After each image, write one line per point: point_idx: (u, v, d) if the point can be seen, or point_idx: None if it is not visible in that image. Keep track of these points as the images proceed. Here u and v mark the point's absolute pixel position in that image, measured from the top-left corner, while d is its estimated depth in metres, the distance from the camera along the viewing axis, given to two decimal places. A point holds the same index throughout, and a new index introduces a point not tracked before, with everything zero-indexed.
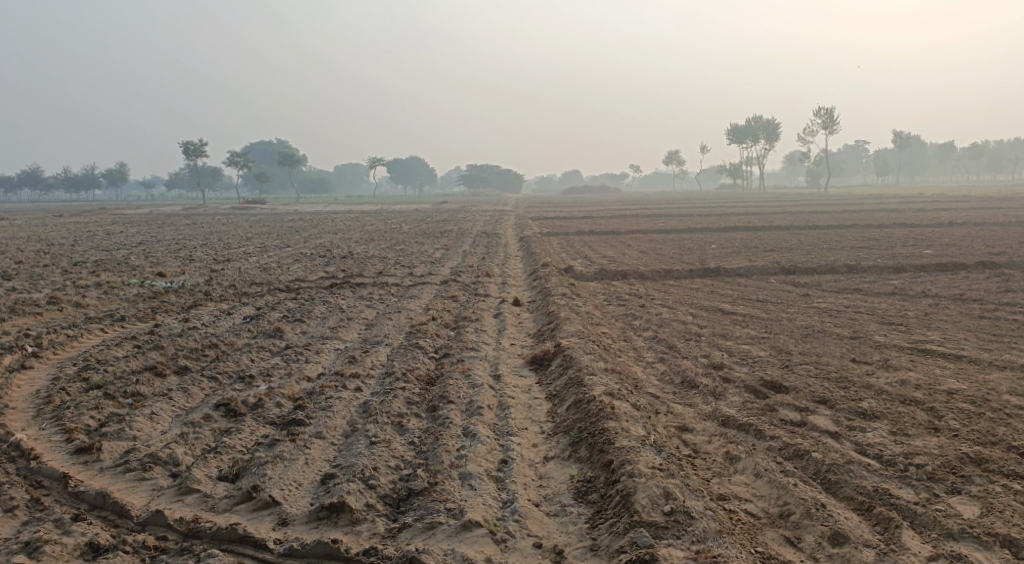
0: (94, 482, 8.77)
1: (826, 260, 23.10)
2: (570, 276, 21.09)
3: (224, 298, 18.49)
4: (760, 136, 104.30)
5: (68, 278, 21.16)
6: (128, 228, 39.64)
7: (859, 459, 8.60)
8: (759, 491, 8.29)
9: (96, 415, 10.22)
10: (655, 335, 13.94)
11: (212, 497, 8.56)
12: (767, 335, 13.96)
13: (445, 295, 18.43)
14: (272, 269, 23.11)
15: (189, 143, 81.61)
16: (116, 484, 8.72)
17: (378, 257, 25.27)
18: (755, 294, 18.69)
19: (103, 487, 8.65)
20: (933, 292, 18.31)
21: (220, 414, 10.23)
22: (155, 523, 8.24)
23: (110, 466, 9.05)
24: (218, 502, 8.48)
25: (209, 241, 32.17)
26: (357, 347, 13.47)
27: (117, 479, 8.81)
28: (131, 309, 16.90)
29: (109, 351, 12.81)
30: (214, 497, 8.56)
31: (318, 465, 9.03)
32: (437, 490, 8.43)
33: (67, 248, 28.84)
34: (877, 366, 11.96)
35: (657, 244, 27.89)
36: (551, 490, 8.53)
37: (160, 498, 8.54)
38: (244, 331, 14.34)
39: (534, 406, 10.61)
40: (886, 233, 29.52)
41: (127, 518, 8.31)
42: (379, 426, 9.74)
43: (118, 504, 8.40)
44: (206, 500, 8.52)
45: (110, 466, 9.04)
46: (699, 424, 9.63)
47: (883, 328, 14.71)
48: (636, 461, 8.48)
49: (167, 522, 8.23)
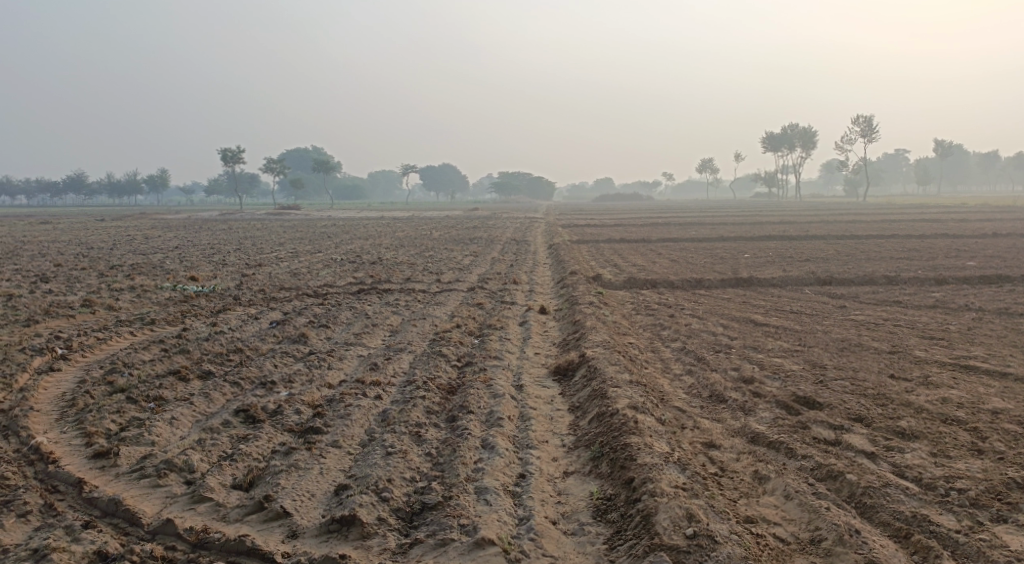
0: (108, 487, 8.55)
1: (864, 270, 22.51)
2: (599, 284, 20.70)
3: (253, 303, 18.32)
4: (798, 144, 103.10)
5: (102, 281, 21.12)
6: (164, 232, 39.83)
7: (896, 482, 8.17)
8: (789, 514, 7.89)
9: (117, 420, 9.94)
10: (684, 347, 13.54)
11: (224, 506, 8.30)
12: (800, 348, 13.51)
13: (471, 302, 18.13)
14: (301, 275, 22.96)
15: (227, 150, 82.31)
16: (130, 491, 8.49)
17: (407, 263, 25.05)
18: (790, 305, 18.21)
19: (116, 493, 8.43)
20: (976, 306, 17.72)
21: (239, 419, 9.99)
22: (165, 532, 7.99)
23: (126, 471, 8.83)
24: (229, 512, 8.22)
25: (242, 246, 32.16)
26: (380, 354, 13.20)
27: (131, 485, 8.59)
28: (160, 313, 16.76)
29: (135, 354, 12.62)
30: (226, 506, 8.30)
31: (332, 475, 8.75)
32: (452, 505, 8.12)
33: (104, 251, 28.95)
34: (916, 383, 11.49)
35: (690, 253, 27.42)
36: (569, 507, 8.18)
37: (172, 506, 8.30)
38: (269, 336, 14.13)
39: (556, 418, 10.26)
40: (927, 244, 28.79)
41: (139, 526, 8.06)
42: (396, 436, 9.45)
43: (130, 512, 8.17)
44: (217, 509, 8.27)
45: (126, 472, 8.82)
46: (727, 440, 9.24)
47: (923, 342, 14.20)
48: (658, 480, 8.11)
49: (177, 532, 7.98)
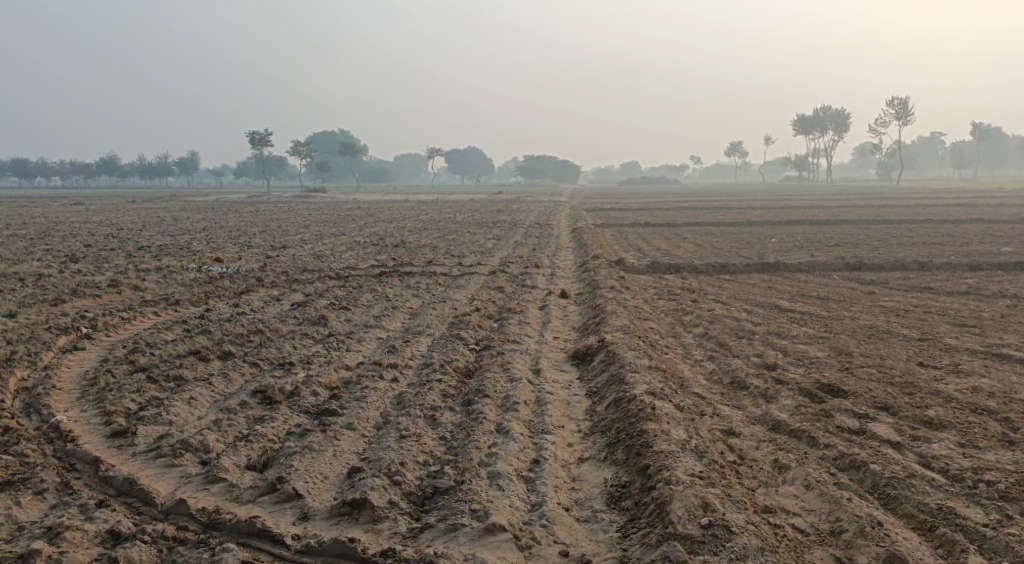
0: (124, 466, 8.49)
1: (894, 256, 22.11)
2: (623, 269, 20.46)
3: (275, 285, 18.26)
4: (829, 128, 101.82)
5: (128, 262, 21.13)
6: (191, 214, 39.97)
7: (921, 473, 7.93)
8: (809, 504, 7.68)
9: (137, 398, 9.91)
10: (706, 332, 13.30)
11: (237, 486, 8.22)
12: (826, 335, 13.23)
13: (492, 285, 17.96)
14: (325, 257, 22.88)
15: (255, 133, 82.65)
16: (145, 470, 8.43)
17: (430, 246, 24.93)
18: (816, 291, 17.88)
19: (131, 472, 8.36)
20: (1009, 293, 17.30)
21: (256, 400, 9.90)
22: (178, 512, 7.90)
23: (142, 451, 8.77)
24: (242, 493, 8.13)
25: (267, 228, 32.19)
26: (399, 337, 13.08)
27: (146, 464, 8.52)
28: (184, 293, 16.72)
29: (158, 334, 12.57)
30: (239, 487, 8.22)
31: (345, 457, 8.64)
32: (464, 490, 7.98)
33: (132, 232, 29.05)
34: (945, 372, 11.20)
35: (716, 238, 27.09)
36: (583, 494, 8.02)
37: (185, 486, 8.22)
38: (290, 317, 14.04)
39: (573, 403, 10.09)
40: (959, 229, 28.28)
41: (152, 505, 7.99)
42: (411, 419, 9.32)
43: (143, 491, 8.09)
44: (230, 490, 8.18)
45: (142, 451, 8.76)
46: (747, 428, 9.03)
47: (954, 329, 13.87)
48: (674, 467, 7.93)
49: (189, 512, 7.89)
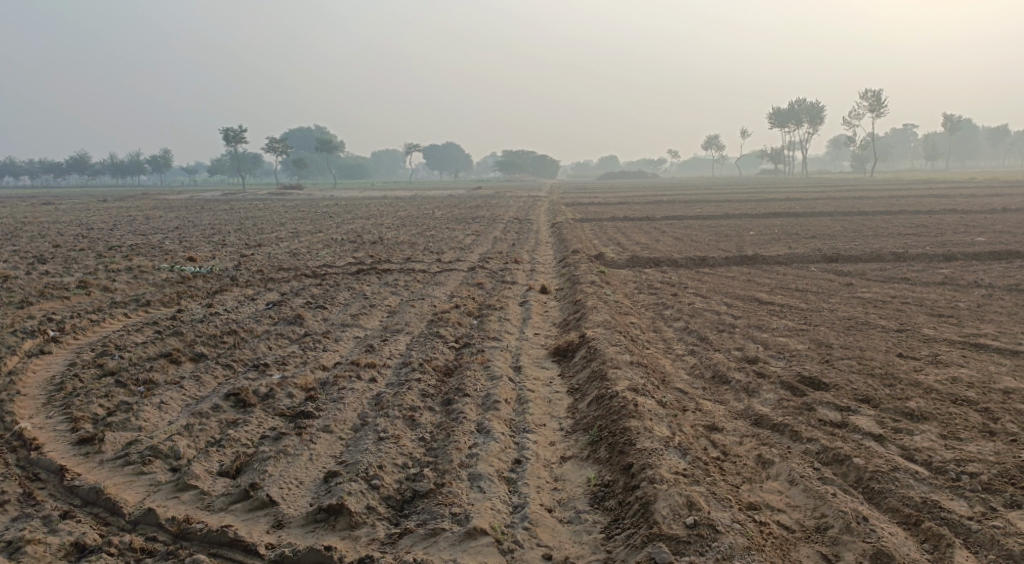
0: (91, 475, 8.31)
1: (871, 247, 22.18)
2: (602, 263, 20.40)
3: (250, 284, 18.06)
4: (804, 121, 102.28)
5: (99, 262, 20.83)
6: (164, 213, 39.52)
7: (905, 466, 7.90)
8: (793, 500, 7.64)
9: (105, 403, 9.74)
10: (687, 326, 13.26)
11: (208, 494, 8.07)
12: (806, 327, 13.21)
13: (471, 282, 17.84)
14: (301, 255, 22.66)
15: (229, 129, 82.01)
16: (113, 478, 8.26)
17: (407, 243, 24.76)
18: (795, 283, 17.89)
19: (98, 481, 8.19)
20: (985, 282, 17.39)
21: (229, 403, 9.74)
22: (147, 522, 7.75)
23: (110, 458, 8.59)
24: (214, 500, 7.99)
25: (242, 226, 31.91)
26: (377, 335, 12.93)
27: (114, 472, 8.35)
28: (157, 294, 16.49)
29: (128, 336, 12.38)
30: (211, 494, 8.07)
31: (322, 461, 8.52)
32: (444, 493, 7.88)
33: (104, 232, 28.69)
34: (925, 363, 11.20)
35: (694, 231, 27.09)
36: (565, 494, 7.94)
37: (155, 494, 8.06)
38: (265, 317, 13.86)
39: (555, 400, 10.00)
40: (934, 220, 28.46)
41: (120, 515, 7.83)
42: (389, 420, 9.20)
43: (110, 501, 7.93)
44: (202, 498, 8.04)
45: (110, 458, 8.59)
46: (730, 423, 8.98)
47: (932, 320, 13.91)
48: (658, 465, 7.86)
49: (158, 522, 7.74)
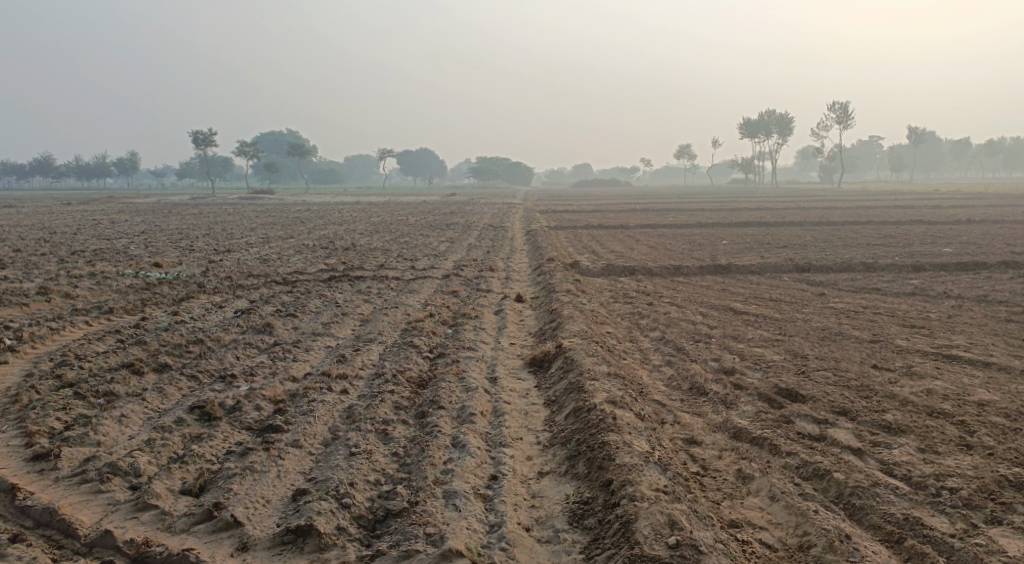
0: (45, 494, 8.05)
1: (842, 257, 22.27)
2: (577, 272, 20.30)
3: (218, 291, 17.77)
4: (774, 130, 103.07)
5: (62, 268, 20.44)
6: (132, 217, 38.97)
7: (885, 481, 7.82)
8: (775, 518, 7.53)
9: (62, 417, 9.49)
10: (663, 336, 13.16)
11: (169, 514, 7.83)
12: (781, 338, 13.16)
13: (445, 290, 17.66)
14: (271, 261, 22.37)
15: (198, 132, 81.23)
16: (69, 497, 8.00)
17: (380, 250, 24.54)
18: (769, 293, 17.87)
19: (52, 501, 7.92)
20: (956, 293, 17.46)
21: (194, 417, 9.50)
22: (103, 544, 7.49)
23: (66, 475, 8.34)
24: (175, 521, 7.76)
25: (212, 231, 31.51)
26: (348, 345, 12.72)
27: (70, 491, 8.09)
28: (121, 301, 16.17)
29: (88, 347, 12.11)
30: (172, 514, 7.83)
31: (290, 478, 8.30)
32: (418, 511, 7.69)
33: (69, 237, 28.21)
34: (900, 374, 11.16)
35: (667, 239, 27.10)
36: (543, 512, 7.78)
37: (113, 514, 7.81)
38: (233, 326, 13.61)
39: (531, 413, 9.85)
40: (903, 230, 28.68)
41: (75, 538, 7.58)
42: (361, 434, 9.00)
43: (64, 522, 7.67)
44: (163, 518, 7.80)
45: (65, 476, 8.33)
46: (708, 436, 8.87)
47: (905, 330, 13.91)
48: (638, 482, 7.73)
49: (115, 545, 7.49)
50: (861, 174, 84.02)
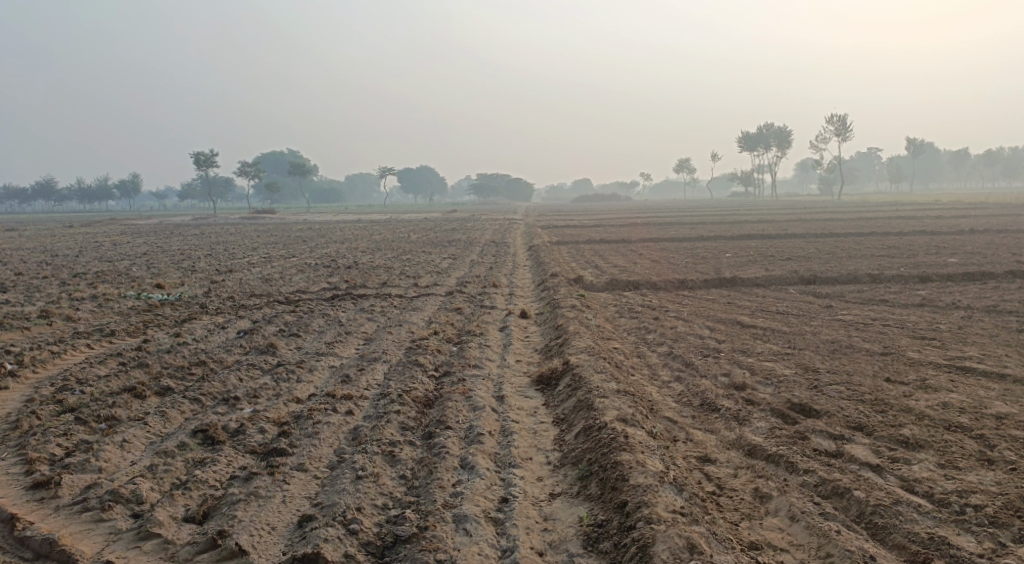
0: (45, 523, 7.86)
1: (848, 268, 22.09)
2: (581, 287, 20.13)
3: (220, 312, 17.60)
4: (774, 144, 103.10)
5: (63, 290, 20.28)
6: (133, 239, 38.77)
7: (907, 499, 7.63)
8: (796, 539, 7.34)
9: (62, 443, 9.32)
10: (671, 352, 12.96)
11: (173, 543, 7.64)
12: (791, 352, 12.96)
13: (449, 307, 17.49)
14: (273, 281, 22.22)
15: (199, 152, 81.25)
16: (69, 527, 7.81)
17: (383, 267, 24.38)
18: (776, 306, 17.68)
19: (52, 531, 7.74)
20: (964, 304, 17.27)
21: (197, 441, 9.32)
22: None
23: (66, 504, 8.16)
24: (178, 550, 7.57)
25: (213, 251, 31.39)
26: (352, 365, 12.54)
27: (70, 520, 7.90)
28: (122, 324, 16.00)
29: (89, 370, 11.94)
30: (175, 543, 7.65)
31: (296, 504, 8.11)
32: (428, 537, 7.49)
33: (69, 259, 28.06)
34: (914, 387, 10.97)
35: (670, 253, 26.92)
36: (557, 536, 7.58)
37: (114, 544, 7.62)
38: (235, 346, 13.43)
39: (540, 432, 9.67)
40: (907, 240, 28.50)
41: None
42: (367, 456, 8.82)
43: (65, 553, 7.47)
44: (166, 548, 7.61)
45: (66, 505, 8.14)
46: (723, 454, 8.68)
47: (915, 342, 13.72)
48: (654, 504, 7.53)
49: None
50: (862, 186, 83.89)
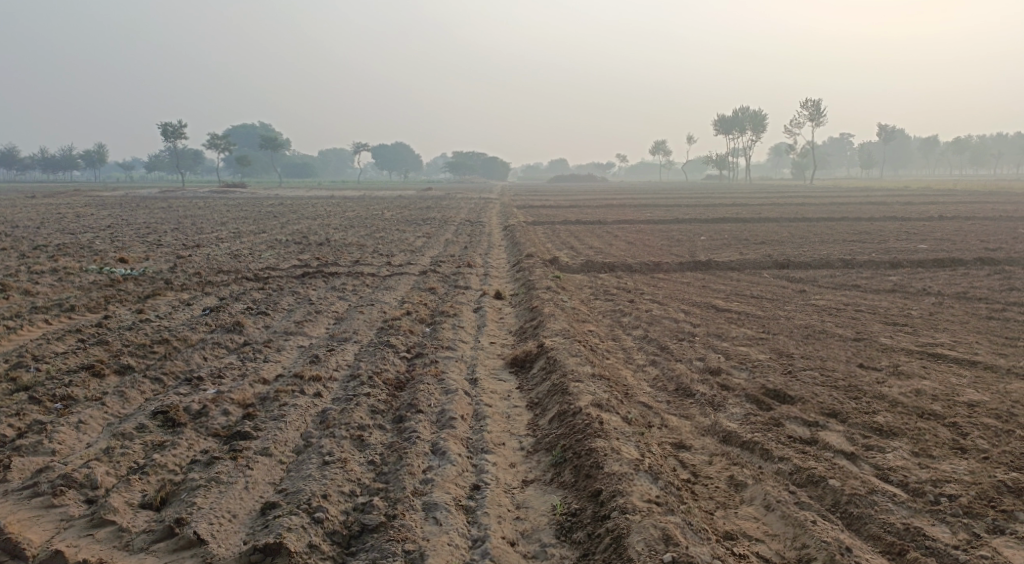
0: None
1: (820, 253, 22.09)
2: (555, 268, 19.98)
3: (186, 288, 17.28)
4: (748, 127, 103.31)
5: (24, 263, 19.85)
6: (99, 211, 38.09)
7: (882, 488, 7.58)
8: (771, 529, 7.27)
9: (16, 424, 9.08)
10: (645, 335, 12.86)
11: (127, 531, 7.49)
12: (765, 336, 12.90)
13: (422, 287, 17.28)
14: (242, 257, 21.88)
15: (168, 125, 80.04)
16: (19, 513, 7.63)
17: (355, 245, 24.10)
18: (749, 290, 17.63)
19: (1, 517, 7.55)
20: (936, 290, 17.32)
21: (157, 423, 9.11)
22: None
23: (17, 488, 7.98)
24: (133, 539, 7.42)
25: (181, 225, 30.91)
26: (322, 345, 12.33)
27: (20, 506, 7.72)
28: (84, 299, 15.65)
29: (47, 347, 11.67)
30: (130, 531, 7.49)
31: (259, 490, 7.94)
32: (396, 526, 7.35)
33: (32, 231, 27.50)
34: (887, 374, 10.94)
35: (645, 235, 26.83)
36: (529, 524, 7.46)
37: (65, 532, 7.46)
38: (200, 324, 13.15)
39: (514, 416, 9.53)
40: (879, 226, 28.62)
41: (23, 559, 7.21)
42: (335, 441, 8.66)
43: (13, 542, 7.28)
44: (119, 536, 7.45)
45: (16, 490, 7.96)
46: (697, 441, 8.60)
47: (888, 328, 13.72)
48: (628, 493, 7.43)
49: None
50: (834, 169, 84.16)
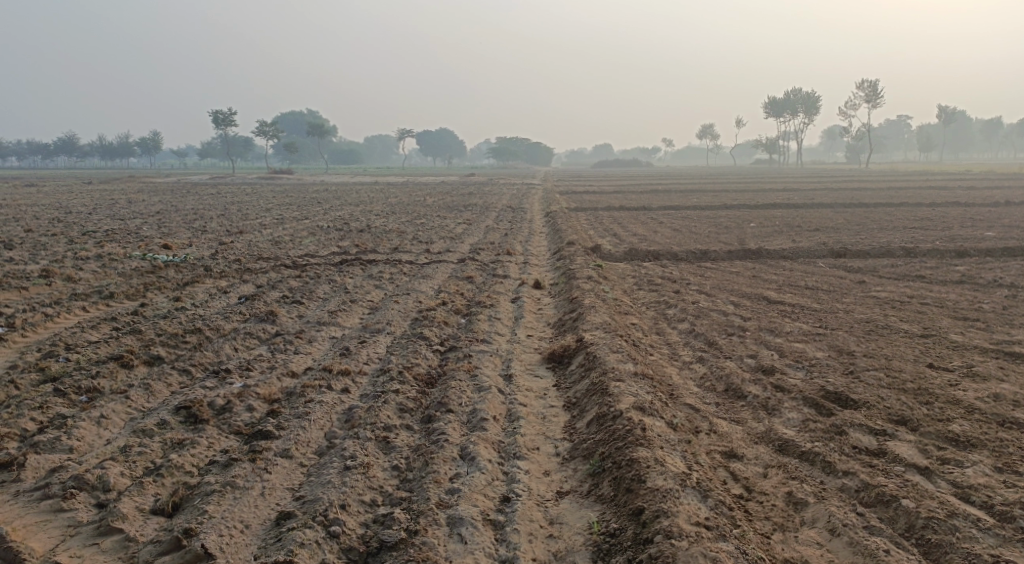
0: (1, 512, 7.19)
1: (879, 241, 21.00)
2: (599, 256, 19.21)
3: (225, 275, 16.84)
4: (800, 111, 100.90)
5: (69, 249, 19.62)
6: (148, 197, 38.06)
7: (964, 511, 6.82)
8: (836, 557, 6.55)
9: (37, 418, 8.61)
10: (693, 329, 12.07)
11: (135, 541, 6.95)
12: (822, 332, 12.04)
13: (461, 275, 16.64)
14: (283, 243, 21.45)
15: (219, 112, 80.41)
16: (25, 518, 7.12)
17: (397, 232, 23.53)
18: (804, 280, 16.72)
19: (6, 523, 7.06)
20: (1006, 281, 16.24)
21: (178, 419, 8.56)
22: None
23: (28, 489, 7.48)
24: (140, 550, 6.87)
25: (227, 212, 30.65)
26: (354, 336, 11.74)
27: (28, 510, 7.21)
28: (122, 285, 15.26)
29: (80, 335, 11.24)
30: (138, 541, 6.94)
31: (275, 498, 7.36)
32: (417, 544, 6.73)
33: (81, 217, 27.39)
34: (959, 376, 10.04)
35: (693, 222, 25.90)
36: (563, 545, 6.80)
37: (70, 541, 6.94)
38: (234, 313, 12.65)
39: (550, 417, 8.85)
40: (940, 212, 27.33)
41: None
42: (358, 443, 8.03)
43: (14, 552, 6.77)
44: (126, 546, 6.91)
45: (26, 491, 7.45)
46: (751, 449, 7.86)
47: (957, 323, 12.76)
48: (674, 514, 6.73)
49: None
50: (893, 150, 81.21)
